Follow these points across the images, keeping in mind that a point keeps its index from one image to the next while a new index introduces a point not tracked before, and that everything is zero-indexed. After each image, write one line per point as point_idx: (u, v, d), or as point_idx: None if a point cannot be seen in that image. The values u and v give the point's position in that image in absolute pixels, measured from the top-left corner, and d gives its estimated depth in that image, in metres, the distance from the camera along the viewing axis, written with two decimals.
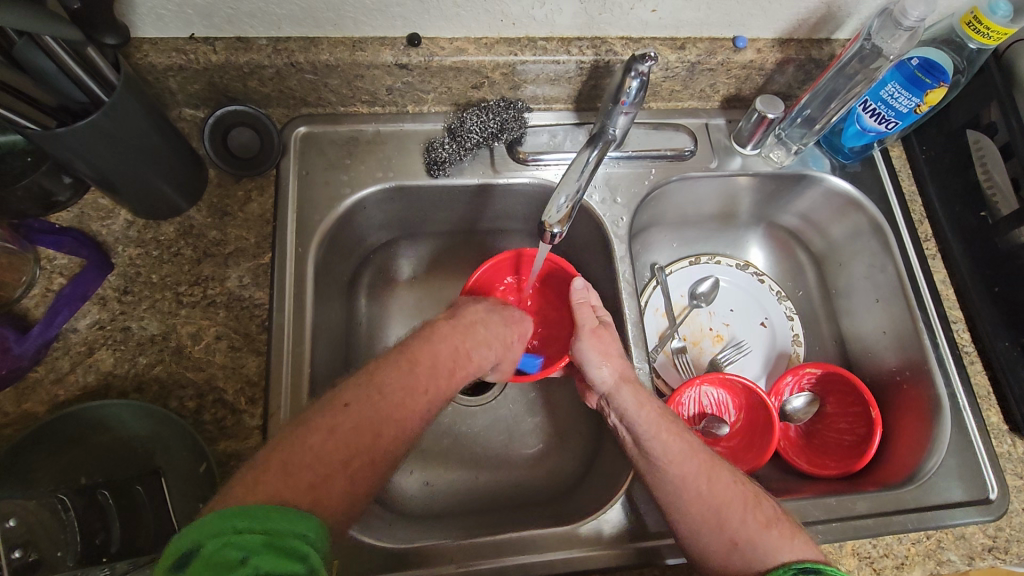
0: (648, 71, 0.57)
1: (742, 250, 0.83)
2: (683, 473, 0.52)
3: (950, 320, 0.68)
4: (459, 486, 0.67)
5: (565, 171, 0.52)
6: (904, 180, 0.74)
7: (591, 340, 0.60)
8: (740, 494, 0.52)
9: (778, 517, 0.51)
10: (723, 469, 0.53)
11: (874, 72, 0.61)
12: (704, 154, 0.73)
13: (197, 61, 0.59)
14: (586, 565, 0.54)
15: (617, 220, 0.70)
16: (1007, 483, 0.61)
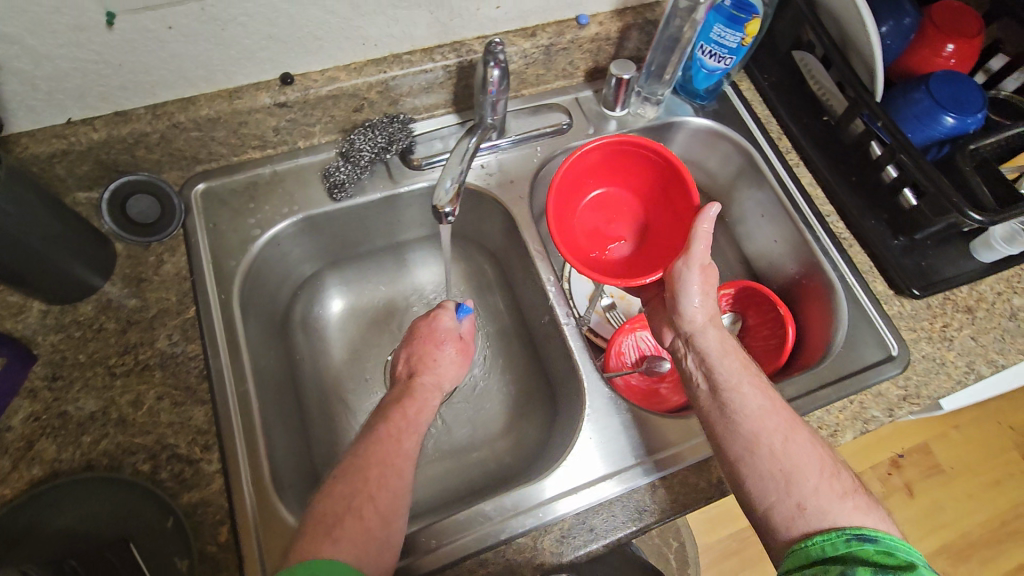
0: (505, 60, 0.64)
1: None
2: (762, 439, 0.55)
3: (824, 215, 0.77)
4: (436, 481, 0.70)
5: (449, 159, 0.57)
6: (757, 108, 0.84)
7: (700, 274, 0.63)
8: (814, 459, 0.54)
9: (860, 496, 0.53)
10: (799, 436, 0.55)
11: (693, 19, 0.70)
12: (581, 124, 0.80)
13: (80, 142, 0.61)
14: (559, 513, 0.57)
15: (517, 199, 0.75)
16: (904, 338, 0.69)
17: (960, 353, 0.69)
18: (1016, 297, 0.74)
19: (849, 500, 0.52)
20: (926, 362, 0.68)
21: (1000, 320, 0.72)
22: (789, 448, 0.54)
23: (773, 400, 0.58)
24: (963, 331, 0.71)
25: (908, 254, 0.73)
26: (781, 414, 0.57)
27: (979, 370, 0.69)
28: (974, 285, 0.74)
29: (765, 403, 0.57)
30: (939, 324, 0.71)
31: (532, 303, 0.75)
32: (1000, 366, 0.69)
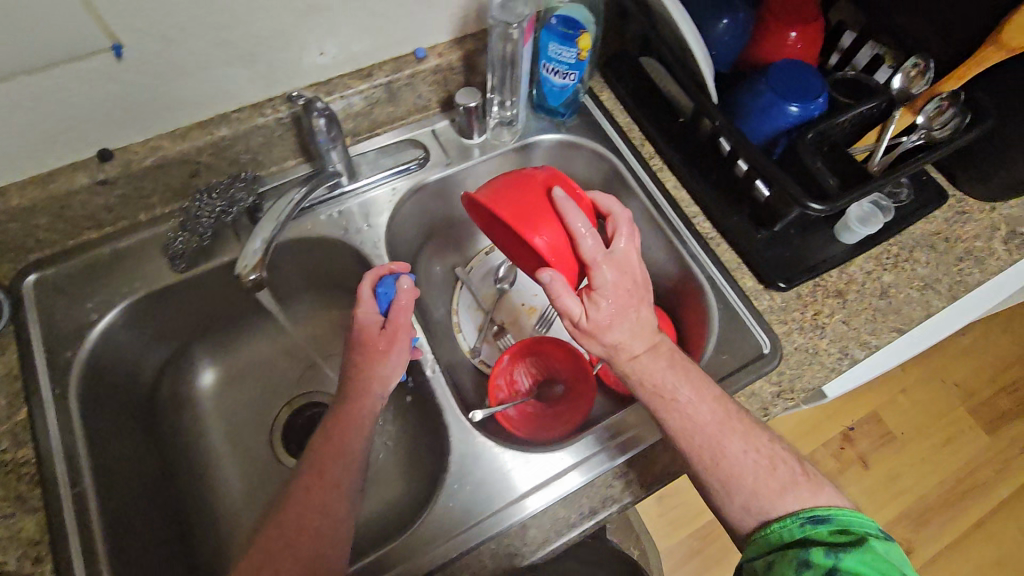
0: (331, 110, 0.64)
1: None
2: (711, 447, 0.57)
3: (691, 217, 0.76)
4: None
5: (265, 218, 0.59)
6: (620, 116, 0.83)
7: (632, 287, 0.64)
8: (757, 458, 0.57)
9: (803, 484, 0.55)
10: (751, 440, 0.58)
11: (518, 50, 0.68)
12: (439, 157, 0.78)
13: None
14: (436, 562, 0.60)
15: (374, 245, 0.73)
16: (775, 333, 0.69)
17: (832, 340, 0.69)
18: (885, 274, 0.74)
19: (789, 494, 0.55)
20: (798, 354, 0.68)
21: (871, 301, 0.72)
22: (731, 450, 0.57)
23: (720, 408, 0.59)
24: (834, 317, 0.71)
25: (771, 248, 0.72)
26: (730, 420, 0.59)
27: (851, 355, 0.69)
28: (843, 268, 0.74)
29: (714, 408, 0.59)
30: (811, 313, 0.71)
31: (422, 342, 0.74)
32: (872, 348, 0.70)
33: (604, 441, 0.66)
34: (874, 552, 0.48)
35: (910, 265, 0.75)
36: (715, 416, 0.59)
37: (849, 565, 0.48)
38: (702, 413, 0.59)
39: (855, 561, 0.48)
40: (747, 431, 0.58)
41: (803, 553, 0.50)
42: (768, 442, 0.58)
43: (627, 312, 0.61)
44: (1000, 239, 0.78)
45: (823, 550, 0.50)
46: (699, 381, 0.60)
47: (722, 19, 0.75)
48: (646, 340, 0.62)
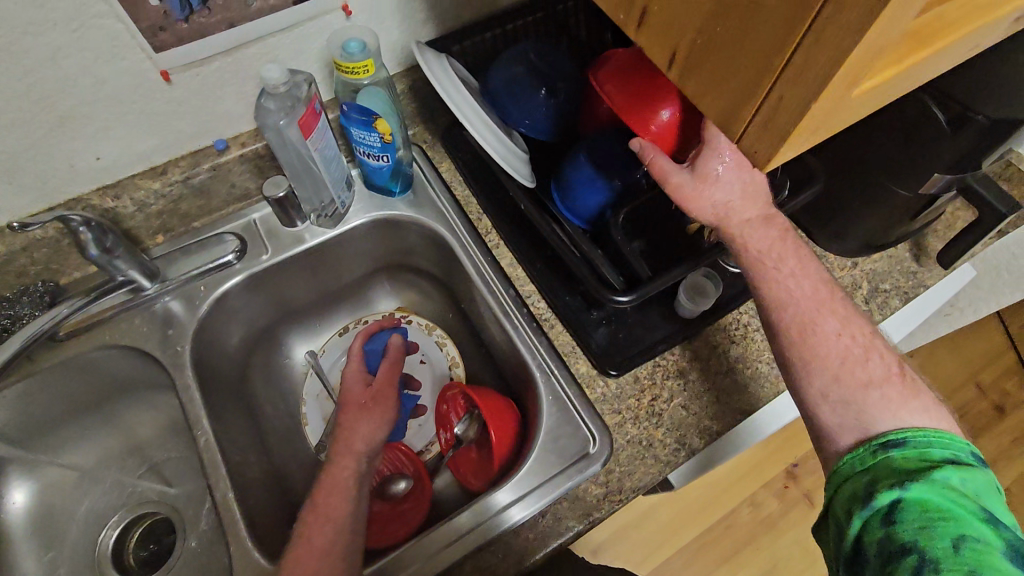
0: (102, 220, 0.59)
1: (371, 303, 0.87)
2: (811, 317, 0.56)
3: (525, 296, 0.72)
4: None
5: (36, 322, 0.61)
6: (457, 188, 0.79)
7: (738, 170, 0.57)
8: (849, 347, 0.55)
9: (895, 380, 0.54)
10: (850, 325, 0.56)
11: (301, 145, 0.62)
12: (257, 247, 0.74)
13: None
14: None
15: (175, 354, 0.68)
16: (605, 424, 0.64)
17: (669, 429, 0.64)
18: (733, 347, 0.69)
19: (876, 389, 0.53)
20: (630, 448, 0.63)
21: (716, 379, 0.67)
22: (825, 332, 0.56)
23: (821, 286, 0.57)
24: (674, 402, 0.66)
25: (602, 329, 0.68)
26: (837, 301, 0.57)
27: (689, 445, 0.64)
28: (687, 344, 0.69)
29: (814, 285, 0.57)
30: (647, 399, 0.66)
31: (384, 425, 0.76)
32: (714, 435, 0.64)
33: (573, 457, 0.63)
34: (942, 486, 0.44)
35: (760, 335, 0.70)
36: (815, 295, 0.57)
37: (920, 495, 0.44)
38: (801, 287, 0.57)
39: (929, 491, 0.44)
40: (847, 316, 0.56)
41: (868, 487, 0.48)
42: (866, 336, 0.56)
43: (742, 172, 0.57)
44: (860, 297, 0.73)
45: (897, 477, 0.47)
46: (805, 258, 0.58)
47: (541, 87, 0.69)
48: (757, 206, 0.58)
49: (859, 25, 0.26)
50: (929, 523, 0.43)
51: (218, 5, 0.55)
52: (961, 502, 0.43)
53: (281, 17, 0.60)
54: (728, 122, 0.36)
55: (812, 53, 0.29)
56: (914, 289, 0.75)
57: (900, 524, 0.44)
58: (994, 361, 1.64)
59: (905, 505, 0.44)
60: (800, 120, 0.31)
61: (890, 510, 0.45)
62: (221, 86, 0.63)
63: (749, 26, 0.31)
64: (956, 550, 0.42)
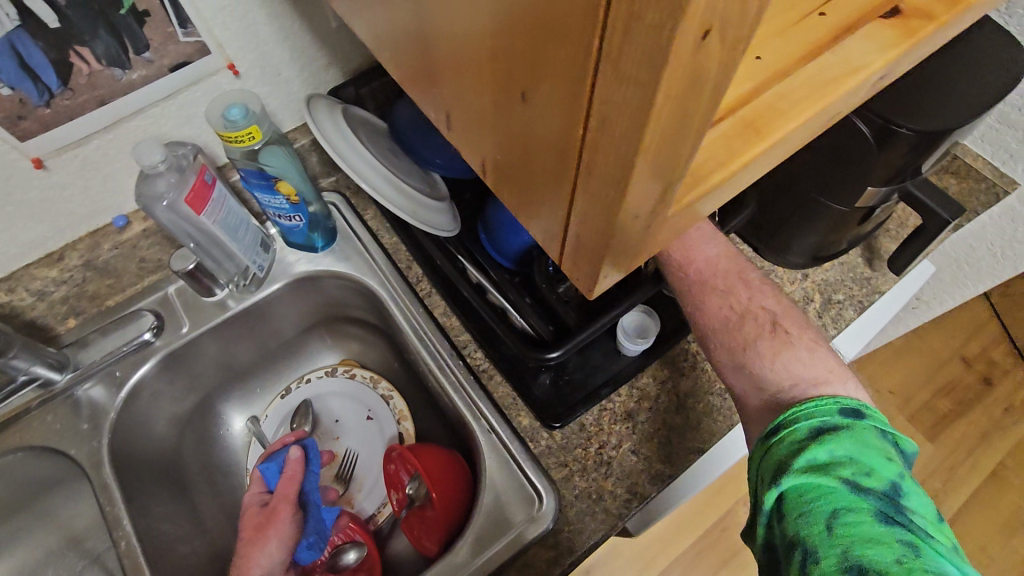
0: None
1: (313, 359, 0.84)
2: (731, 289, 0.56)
3: (460, 347, 0.68)
4: None
5: None
6: (385, 236, 0.76)
7: None
8: (729, 314, 0.55)
9: (770, 337, 0.53)
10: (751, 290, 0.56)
11: (195, 220, 0.59)
12: (175, 322, 0.70)
13: None
14: None
15: (94, 447, 0.65)
16: (553, 480, 0.61)
17: (619, 478, 0.61)
18: (682, 380, 0.66)
19: (751, 348, 0.53)
20: (580, 503, 0.60)
21: (665, 417, 0.64)
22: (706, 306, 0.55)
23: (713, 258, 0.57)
24: (623, 447, 0.62)
25: (542, 377, 0.64)
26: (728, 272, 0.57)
27: (641, 493, 0.60)
28: (634, 382, 0.65)
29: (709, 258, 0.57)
30: (595, 446, 0.62)
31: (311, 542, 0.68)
32: (667, 480, 0.61)
33: (523, 518, 0.61)
34: (814, 465, 0.40)
35: (711, 364, 0.67)
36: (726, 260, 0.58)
37: (795, 485, 0.40)
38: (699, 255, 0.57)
39: (803, 477, 0.40)
40: (728, 285, 0.56)
41: (758, 482, 0.43)
42: (750, 301, 0.55)
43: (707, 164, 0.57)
44: (813, 312, 0.70)
45: (775, 463, 0.42)
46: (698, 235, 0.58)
47: None
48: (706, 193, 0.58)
49: (636, 137, 0.17)
50: (803, 511, 0.39)
51: (81, 85, 0.52)
52: (833, 478, 0.39)
53: (157, 87, 0.56)
54: (542, 241, 0.26)
55: (596, 168, 0.19)
56: (869, 297, 0.72)
57: (785, 520, 0.40)
58: (977, 334, 1.62)
59: (784, 499, 0.40)
60: (610, 251, 0.22)
61: (775, 506, 0.41)
62: (107, 164, 0.60)
63: (530, 122, 0.22)
64: (831, 533, 0.37)
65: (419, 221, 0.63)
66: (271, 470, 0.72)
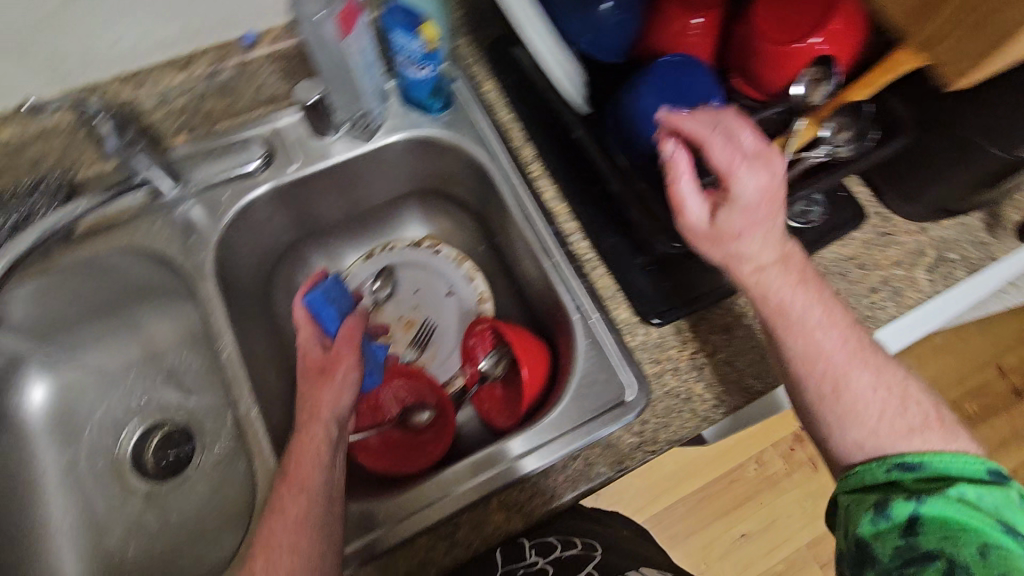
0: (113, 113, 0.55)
1: (399, 228, 0.83)
2: (880, 370, 0.53)
3: (566, 234, 0.67)
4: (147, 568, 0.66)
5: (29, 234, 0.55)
6: (500, 112, 0.73)
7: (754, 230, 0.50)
8: (887, 397, 0.52)
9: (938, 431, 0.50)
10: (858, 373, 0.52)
11: (338, 47, 0.57)
12: (284, 158, 0.69)
13: None
14: (378, 544, 0.56)
15: (199, 263, 0.65)
16: (644, 374, 0.61)
17: (710, 383, 0.61)
18: None
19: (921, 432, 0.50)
20: (667, 400, 0.61)
21: (762, 337, 0.64)
22: (857, 385, 0.52)
23: (852, 335, 0.53)
24: (716, 356, 0.63)
25: (649, 276, 0.64)
26: (854, 349, 0.53)
27: (729, 402, 0.61)
28: (736, 298, 0.65)
29: (846, 338, 0.53)
30: (690, 351, 0.63)
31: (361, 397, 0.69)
32: (755, 394, 0.62)
33: (613, 400, 0.60)
34: (959, 501, 0.45)
35: None
36: (849, 346, 0.53)
37: (937, 511, 0.45)
38: (831, 339, 0.53)
39: (951, 509, 0.45)
40: (882, 367, 0.53)
41: (879, 498, 0.48)
42: (901, 380, 0.53)
43: (766, 222, 0.50)
44: (923, 267, 0.69)
45: (909, 493, 0.47)
46: (829, 306, 0.54)
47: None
48: (778, 251, 0.52)
49: None
50: (950, 536, 0.44)
51: None
52: (979, 516, 0.45)
53: None
54: None
55: None
56: (984, 262, 0.70)
57: (921, 536, 0.45)
58: None
59: (924, 521, 0.45)
60: None
61: (907, 524, 0.46)
62: None
63: None
64: (983, 557, 0.43)
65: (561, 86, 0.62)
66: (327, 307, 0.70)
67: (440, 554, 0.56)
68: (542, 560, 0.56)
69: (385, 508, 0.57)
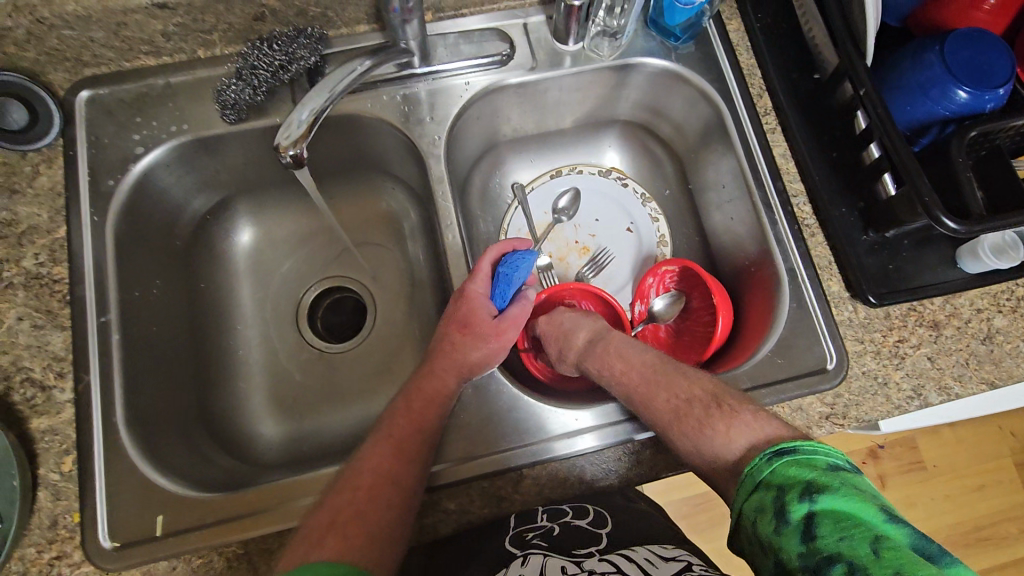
0: None
1: (589, 153, 0.83)
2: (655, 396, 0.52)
3: (790, 195, 0.66)
4: (317, 417, 0.70)
5: (330, 77, 0.52)
6: (742, 55, 0.70)
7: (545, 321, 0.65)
8: (678, 406, 0.50)
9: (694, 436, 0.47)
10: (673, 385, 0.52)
11: None
12: (524, 56, 0.69)
13: None
14: (537, 454, 0.57)
15: (433, 140, 0.67)
16: (846, 349, 0.61)
17: (908, 374, 0.61)
18: (998, 317, 0.63)
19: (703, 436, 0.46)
20: (864, 380, 0.60)
21: (970, 342, 0.62)
22: (658, 402, 0.52)
23: (651, 365, 0.55)
24: (920, 350, 0.62)
25: (870, 255, 0.63)
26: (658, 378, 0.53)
27: (924, 396, 0.60)
28: (950, 298, 0.63)
29: (643, 368, 0.55)
30: (894, 337, 0.62)
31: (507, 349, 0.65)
32: (953, 395, 0.61)
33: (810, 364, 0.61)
34: (847, 491, 0.33)
35: None
36: (647, 375, 0.54)
37: (828, 505, 0.33)
38: (634, 375, 0.55)
39: (836, 501, 0.33)
40: (678, 378, 0.52)
41: (773, 498, 0.35)
42: None
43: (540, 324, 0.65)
44: None
45: (796, 485, 0.35)
46: (631, 351, 0.57)
47: None
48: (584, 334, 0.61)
49: None
50: (847, 535, 0.31)
51: None
52: (865, 506, 0.32)
53: None
54: None
55: None
56: None
57: (817, 542, 0.32)
58: None
59: (820, 519, 0.33)
60: None
61: (804, 526, 0.33)
62: None
63: None
64: (880, 558, 0.30)
65: (850, 36, 0.58)
66: (501, 284, 0.60)
67: (625, 467, 0.57)
68: (551, 523, 0.53)
69: (530, 417, 0.59)
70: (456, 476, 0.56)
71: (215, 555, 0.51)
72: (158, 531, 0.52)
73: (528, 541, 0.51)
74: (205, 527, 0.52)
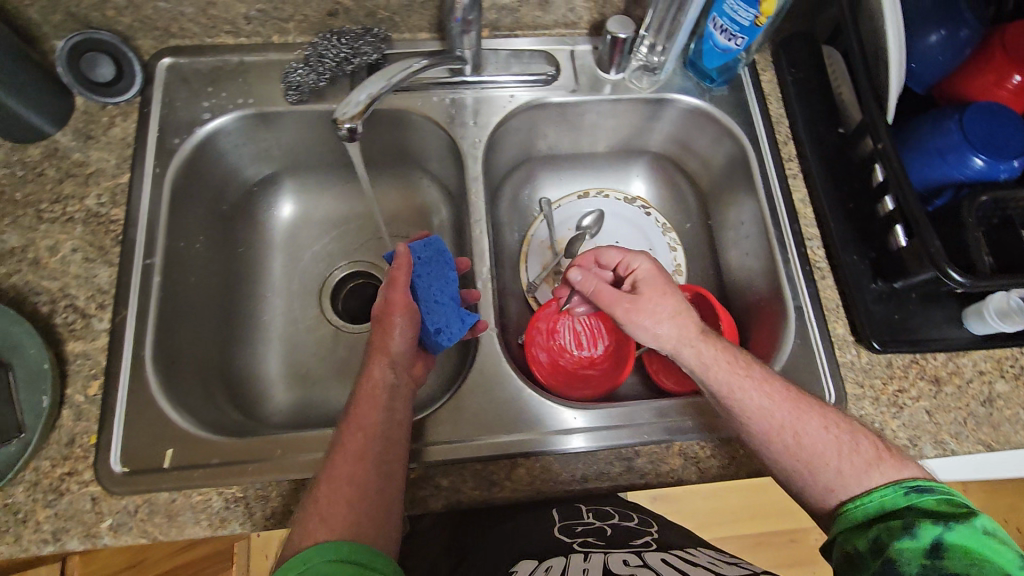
0: None
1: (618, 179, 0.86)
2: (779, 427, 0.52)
3: (805, 238, 0.68)
4: (326, 388, 0.72)
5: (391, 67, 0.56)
6: (772, 104, 0.74)
7: (666, 297, 0.57)
8: (833, 439, 0.51)
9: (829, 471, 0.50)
10: (807, 419, 0.52)
11: None
12: (567, 79, 0.74)
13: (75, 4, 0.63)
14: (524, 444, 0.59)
15: (473, 142, 0.71)
16: (846, 391, 0.62)
17: (905, 424, 0.62)
18: (999, 381, 0.64)
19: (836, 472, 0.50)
20: (860, 423, 0.61)
21: (970, 402, 0.63)
22: (808, 428, 0.52)
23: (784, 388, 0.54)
24: (919, 402, 0.62)
25: (877, 304, 0.65)
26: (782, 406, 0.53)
27: (919, 447, 0.61)
28: (954, 356, 0.64)
29: (777, 393, 0.53)
30: (894, 386, 0.63)
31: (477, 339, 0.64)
32: (948, 451, 0.61)
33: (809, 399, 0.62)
34: (985, 531, 0.42)
35: None
36: (778, 401, 0.53)
37: (957, 535, 0.42)
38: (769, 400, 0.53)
39: (968, 533, 0.42)
40: (811, 411, 0.53)
41: (903, 521, 0.44)
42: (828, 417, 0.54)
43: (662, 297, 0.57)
44: None
45: (931, 515, 0.44)
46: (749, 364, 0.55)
47: (933, 33, 0.65)
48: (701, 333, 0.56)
49: None
50: (974, 561, 0.40)
51: None
52: (998, 548, 0.41)
53: None
54: None
55: None
56: None
57: (945, 561, 0.41)
58: None
59: (949, 544, 0.41)
60: None
61: (933, 546, 0.42)
62: None
63: None
64: None
65: (874, 96, 0.62)
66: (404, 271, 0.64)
67: (616, 473, 0.59)
68: (601, 522, 0.53)
69: (521, 407, 0.61)
70: (441, 451, 0.58)
71: (213, 493, 0.54)
72: (166, 463, 0.55)
73: (578, 534, 0.51)
74: (209, 466, 0.55)
